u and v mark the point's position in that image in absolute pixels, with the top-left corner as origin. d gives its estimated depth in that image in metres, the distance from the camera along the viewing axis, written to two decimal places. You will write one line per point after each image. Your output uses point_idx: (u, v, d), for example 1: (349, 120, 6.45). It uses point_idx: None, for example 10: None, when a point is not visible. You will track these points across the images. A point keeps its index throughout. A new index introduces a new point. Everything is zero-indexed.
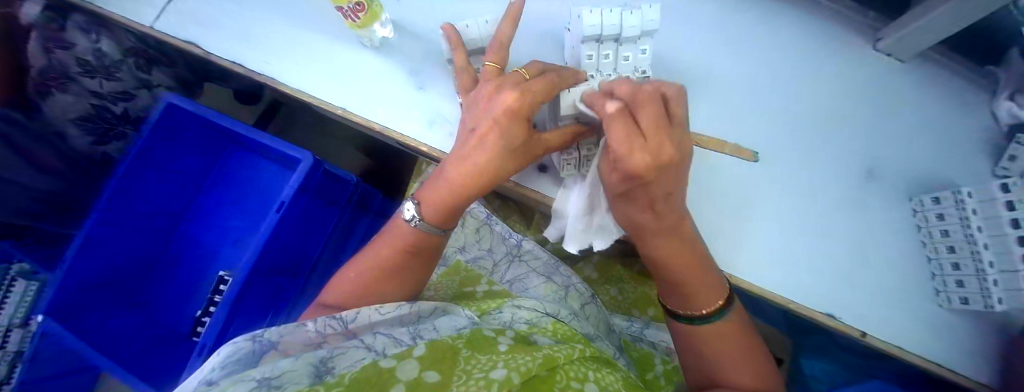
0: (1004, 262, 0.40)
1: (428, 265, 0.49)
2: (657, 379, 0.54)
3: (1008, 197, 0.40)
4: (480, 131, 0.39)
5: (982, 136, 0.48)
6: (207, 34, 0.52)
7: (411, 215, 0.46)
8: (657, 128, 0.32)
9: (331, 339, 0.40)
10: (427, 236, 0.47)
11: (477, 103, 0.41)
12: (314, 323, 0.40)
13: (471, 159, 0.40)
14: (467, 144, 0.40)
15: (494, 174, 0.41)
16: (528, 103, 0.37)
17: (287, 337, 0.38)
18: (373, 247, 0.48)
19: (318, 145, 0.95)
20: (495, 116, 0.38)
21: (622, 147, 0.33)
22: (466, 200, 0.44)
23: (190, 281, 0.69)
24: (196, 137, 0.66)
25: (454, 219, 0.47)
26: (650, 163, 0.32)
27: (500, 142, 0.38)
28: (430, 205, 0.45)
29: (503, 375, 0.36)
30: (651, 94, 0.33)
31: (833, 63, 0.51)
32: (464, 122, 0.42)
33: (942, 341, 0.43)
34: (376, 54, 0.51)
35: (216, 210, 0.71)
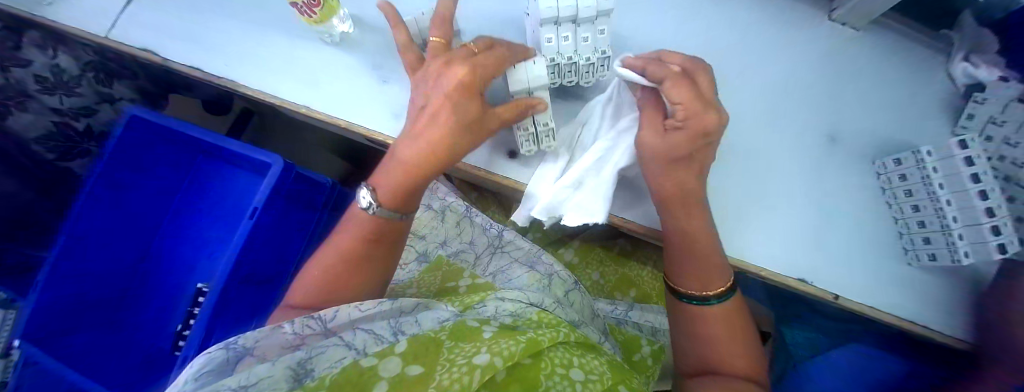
0: (967, 216, 0.41)
1: (393, 254, 0.47)
2: (644, 360, 0.56)
3: (965, 154, 0.41)
4: (433, 107, 0.40)
5: (943, 96, 0.50)
6: (165, 41, 0.51)
7: (367, 202, 0.44)
8: (694, 106, 0.36)
9: (309, 339, 0.39)
10: (384, 223, 0.45)
11: (425, 82, 0.42)
12: (291, 325, 0.39)
13: (423, 134, 0.41)
14: (419, 120, 0.42)
15: (447, 148, 0.40)
16: (475, 75, 0.39)
17: (264, 342, 0.38)
18: (331, 241, 0.46)
19: (295, 151, 0.96)
20: (445, 91, 0.40)
21: (682, 111, 0.37)
22: (421, 179, 0.43)
23: (168, 297, 0.67)
24: (165, 148, 0.64)
25: (412, 202, 0.45)
26: (700, 129, 0.37)
27: (451, 114, 0.40)
28: (386, 188, 0.44)
29: (486, 359, 0.35)
30: (669, 72, 0.38)
31: (794, 34, 0.51)
32: (414, 101, 0.43)
33: (915, 298, 0.44)
34: (336, 51, 0.51)
35: (190, 224, 0.69)
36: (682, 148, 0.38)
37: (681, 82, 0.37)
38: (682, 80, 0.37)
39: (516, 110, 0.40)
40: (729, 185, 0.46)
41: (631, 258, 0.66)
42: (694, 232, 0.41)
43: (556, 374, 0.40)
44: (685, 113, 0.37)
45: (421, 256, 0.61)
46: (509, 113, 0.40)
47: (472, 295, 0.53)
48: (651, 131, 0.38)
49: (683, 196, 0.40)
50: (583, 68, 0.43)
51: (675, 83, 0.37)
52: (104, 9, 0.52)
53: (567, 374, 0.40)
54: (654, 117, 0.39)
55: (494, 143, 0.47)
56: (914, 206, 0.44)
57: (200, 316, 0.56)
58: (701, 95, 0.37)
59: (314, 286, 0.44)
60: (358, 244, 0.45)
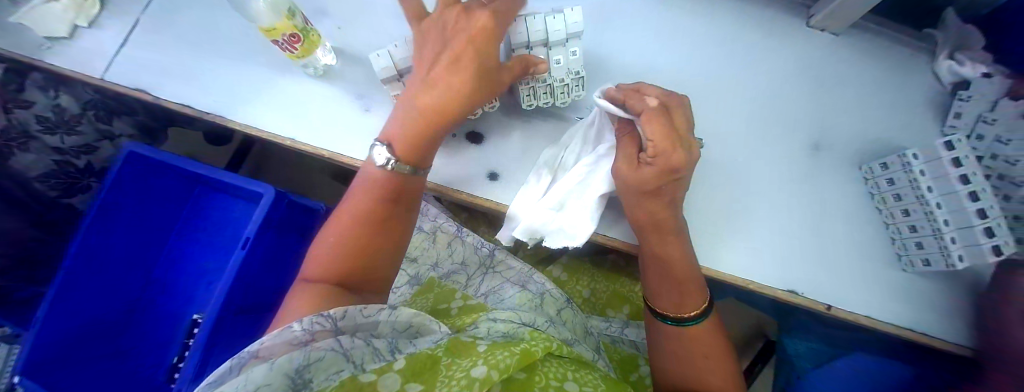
0: (959, 218, 0.39)
1: (409, 216, 0.46)
2: (642, 379, 0.56)
3: (953, 155, 0.39)
4: (451, 53, 0.39)
5: (929, 96, 0.50)
6: (155, 79, 0.52)
7: (385, 159, 0.42)
8: (664, 145, 0.36)
9: (318, 336, 0.35)
10: (398, 177, 0.43)
11: (437, 33, 0.41)
12: (301, 323, 0.35)
13: (443, 83, 0.40)
14: (436, 70, 0.40)
15: (467, 95, 0.40)
16: (499, 23, 0.39)
17: (270, 343, 0.33)
18: (346, 207, 0.44)
19: (291, 179, 0.96)
20: (472, 34, 0.39)
21: (659, 147, 0.37)
22: (439, 130, 0.42)
23: (168, 326, 0.69)
24: (165, 180, 0.67)
25: (427, 159, 0.44)
26: (671, 167, 0.37)
27: (475, 60, 0.39)
28: (400, 141, 0.42)
29: (483, 372, 0.34)
30: (653, 106, 0.37)
31: (773, 42, 0.51)
32: (422, 52, 0.42)
33: (910, 304, 0.43)
34: (318, 82, 0.52)
35: (189, 253, 0.71)
36: (653, 183, 0.38)
37: (655, 118, 0.36)
38: (659, 114, 0.37)
39: (521, 65, 0.41)
40: (716, 197, 0.46)
41: (622, 273, 0.65)
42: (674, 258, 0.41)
43: (551, 388, 0.38)
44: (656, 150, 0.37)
45: (413, 279, 0.62)
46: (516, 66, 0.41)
47: (464, 317, 0.53)
48: (626, 161, 0.39)
49: (657, 226, 0.40)
50: (559, 89, 0.44)
51: (651, 118, 0.36)
52: (99, 52, 0.54)
53: (562, 388, 0.38)
54: (630, 148, 0.39)
55: (477, 164, 0.47)
56: (903, 210, 0.43)
57: (198, 339, 0.57)
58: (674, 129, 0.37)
59: (336, 259, 0.42)
60: (377, 208, 0.43)
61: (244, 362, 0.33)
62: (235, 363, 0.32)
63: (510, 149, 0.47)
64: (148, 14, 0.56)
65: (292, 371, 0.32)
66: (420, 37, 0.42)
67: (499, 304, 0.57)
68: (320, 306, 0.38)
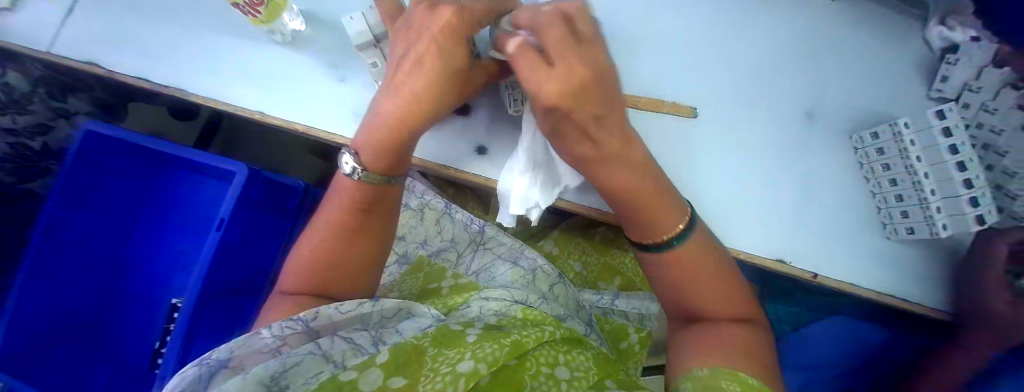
0: (946, 188, 0.40)
1: (387, 220, 0.46)
2: (631, 347, 0.57)
3: (944, 124, 0.40)
4: (414, 55, 0.36)
5: (920, 62, 0.49)
6: (108, 51, 0.48)
7: (351, 168, 0.41)
8: (563, 69, 0.29)
9: (291, 340, 0.36)
10: (372, 188, 0.42)
11: (404, 32, 0.37)
12: (270, 330, 0.35)
13: (405, 86, 0.37)
14: (399, 72, 0.37)
15: (434, 102, 0.37)
16: (468, 19, 0.35)
17: (240, 351, 0.34)
18: (326, 210, 0.44)
19: (267, 154, 0.92)
20: (433, 35, 0.35)
21: (530, 76, 0.29)
22: (404, 141, 0.39)
23: (148, 312, 0.66)
24: (128, 163, 0.63)
25: (399, 164, 0.42)
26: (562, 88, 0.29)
27: (439, 64, 0.35)
28: (366, 149, 0.40)
29: (471, 366, 0.34)
30: (542, 22, 0.30)
31: (768, 7, 0.50)
32: (393, 53, 0.39)
33: (890, 269, 0.44)
34: (287, 49, 0.48)
35: (163, 237, 0.68)
36: (563, 119, 0.32)
37: (563, 31, 0.29)
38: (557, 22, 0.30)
39: (504, 65, 0.37)
40: (705, 169, 0.45)
41: (614, 244, 0.65)
42: (632, 189, 0.37)
43: (542, 374, 0.38)
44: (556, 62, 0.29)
45: (402, 258, 0.60)
46: (490, 66, 0.39)
47: (455, 296, 0.52)
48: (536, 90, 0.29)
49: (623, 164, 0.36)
50: None
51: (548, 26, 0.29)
52: (42, 21, 0.48)
53: (553, 374, 0.38)
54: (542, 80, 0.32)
55: (466, 138, 0.45)
56: (891, 180, 0.43)
57: (171, 344, 0.56)
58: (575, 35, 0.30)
59: (306, 271, 0.43)
60: (349, 217, 0.43)
61: (217, 373, 0.33)
62: (204, 372, 0.32)
63: (496, 124, 0.45)
64: None
65: (268, 379, 0.32)
66: (393, 35, 0.39)
67: (491, 281, 0.57)
68: (292, 313, 0.39)
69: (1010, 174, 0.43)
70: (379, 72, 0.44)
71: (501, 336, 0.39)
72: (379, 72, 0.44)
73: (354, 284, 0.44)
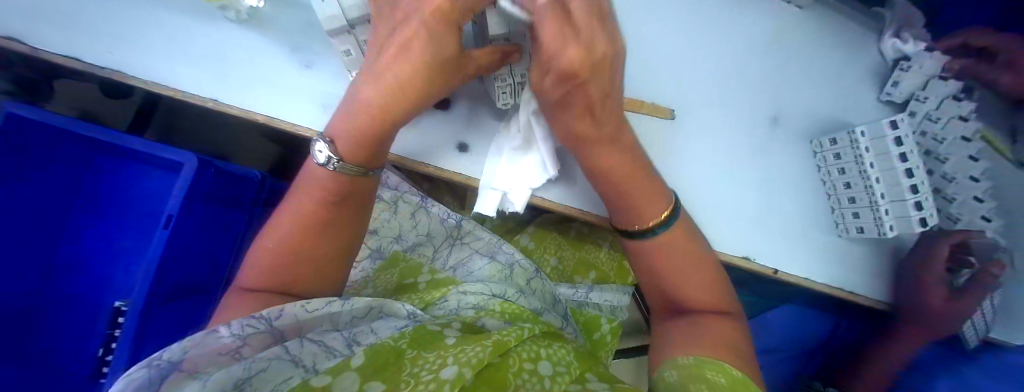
0: (894, 192, 0.44)
1: (363, 215, 0.44)
2: (603, 338, 0.60)
3: (896, 134, 0.43)
4: (400, 40, 0.34)
5: (874, 72, 0.53)
6: (28, 24, 0.41)
7: (326, 158, 0.38)
8: (558, 45, 0.29)
9: (252, 341, 0.34)
10: (347, 179, 0.40)
11: (387, 12, 0.35)
12: (229, 328, 0.33)
13: (391, 74, 0.36)
14: (383, 60, 0.36)
15: (423, 90, 0.37)
16: (461, 6, 0.33)
17: (195, 352, 0.31)
18: (292, 203, 0.41)
19: (214, 141, 0.84)
20: (422, 19, 0.33)
21: (550, 46, 0.29)
22: (389, 132, 0.38)
23: (84, 316, 0.61)
24: (58, 150, 0.56)
25: (379, 156, 0.40)
26: (583, 59, 0.30)
27: (427, 51, 0.34)
28: (346, 138, 0.38)
29: (455, 372, 0.32)
30: None
31: (742, 13, 0.51)
32: (376, 35, 0.36)
33: (843, 265, 0.48)
34: (246, 31, 0.44)
35: (99, 232, 0.63)
36: (554, 93, 0.34)
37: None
38: None
39: (495, 57, 0.37)
40: (680, 169, 0.47)
41: (588, 239, 0.66)
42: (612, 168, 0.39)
43: (525, 371, 0.38)
44: (579, 33, 0.29)
45: (375, 253, 0.59)
46: (489, 57, 0.36)
47: (431, 292, 0.51)
48: (569, 51, 0.29)
49: (608, 138, 0.38)
50: None
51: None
52: None
53: (538, 369, 0.39)
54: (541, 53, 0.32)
55: (445, 132, 0.44)
56: (846, 183, 0.47)
57: (120, 349, 0.53)
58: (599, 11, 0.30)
59: (267, 268, 0.40)
60: (324, 210, 0.40)
61: (166, 378, 0.30)
62: (154, 374, 0.29)
63: (473, 119, 0.44)
64: None
65: (231, 386, 0.30)
66: (373, 13, 0.36)
67: (469, 277, 0.57)
68: (257, 310, 0.37)
69: (948, 179, 0.48)
70: (353, 60, 0.42)
71: (482, 336, 0.39)
72: (352, 60, 0.42)
73: (325, 280, 0.42)
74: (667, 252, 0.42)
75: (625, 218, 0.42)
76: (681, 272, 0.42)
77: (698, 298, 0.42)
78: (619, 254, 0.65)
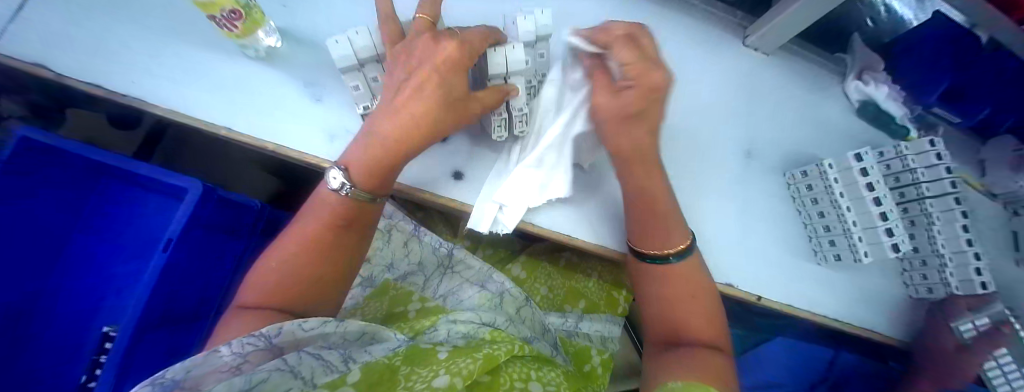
0: (865, 220, 0.46)
1: (364, 240, 0.45)
2: (594, 370, 0.59)
3: (861, 165, 0.46)
4: (414, 82, 0.39)
5: (840, 112, 0.57)
6: (58, 54, 0.44)
7: (339, 184, 0.40)
8: (641, 65, 0.38)
9: (252, 357, 0.34)
10: (355, 204, 0.42)
11: (402, 60, 0.40)
12: (229, 347, 0.32)
13: (405, 110, 0.39)
14: (399, 96, 0.40)
15: (431, 125, 0.40)
16: (466, 54, 0.39)
17: (197, 370, 0.31)
18: (301, 225, 0.43)
19: (218, 167, 0.86)
20: (433, 65, 0.39)
21: (634, 76, 0.39)
22: (398, 162, 0.41)
23: (71, 340, 0.60)
24: (69, 172, 0.59)
25: (385, 184, 0.42)
26: (646, 91, 0.39)
27: (438, 91, 0.39)
28: (357, 167, 0.40)
29: (446, 381, 0.36)
30: (622, 36, 0.39)
31: (716, 57, 0.56)
32: (390, 78, 0.41)
33: (823, 293, 0.50)
34: (263, 66, 0.48)
35: (98, 255, 0.63)
36: (635, 104, 0.39)
37: (628, 44, 0.39)
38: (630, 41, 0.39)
39: (496, 96, 0.41)
40: None
41: (578, 269, 0.68)
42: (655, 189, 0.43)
43: (516, 389, 0.40)
44: (634, 69, 0.39)
45: (366, 281, 0.59)
46: (491, 100, 0.41)
47: (422, 320, 0.51)
48: (604, 98, 0.40)
49: (642, 158, 0.43)
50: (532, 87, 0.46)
51: (621, 41, 0.39)
52: None
53: (526, 389, 0.41)
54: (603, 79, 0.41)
55: (442, 163, 0.46)
56: (819, 212, 0.49)
57: (103, 377, 0.51)
58: (643, 53, 0.39)
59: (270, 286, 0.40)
60: (325, 234, 0.42)
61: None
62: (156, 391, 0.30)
63: (472, 151, 0.47)
64: None
65: None
66: (390, 60, 0.41)
67: (459, 306, 0.57)
68: (250, 329, 0.36)
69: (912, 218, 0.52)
70: (361, 95, 0.45)
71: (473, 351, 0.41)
72: (360, 95, 0.45)
73: (326, 305, 0.43)
74: (675, 278, 0.43)
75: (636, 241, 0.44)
76: (679, 299, 0.43)
77: (698, 325, 0.42)
78: (607, 282, 0.67)
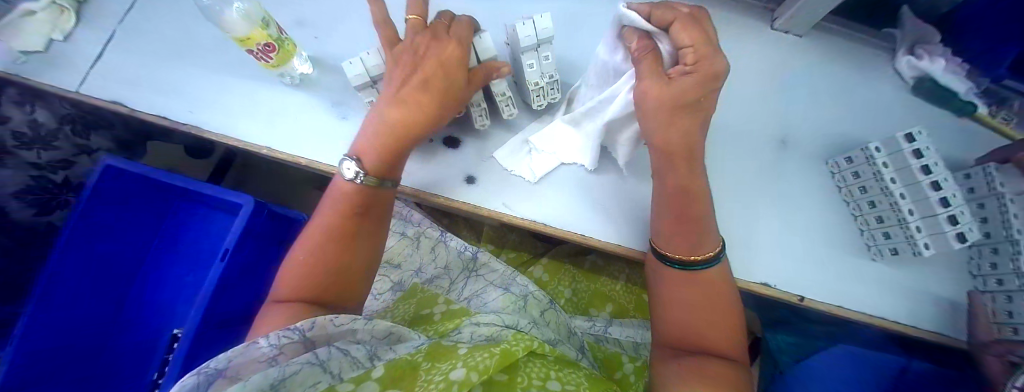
0: (923, 208, 0.41)
1: (380, 229, 0.47)
2: (626, 377, 0.54)
3: (914, 146, 0.41)
4: (420, 75, 0.41)
5: (890, 91, 0.51)
6: (130, 91, 0.51)
7: (353, 173, 0.42)
8: (705, 49, 0.36)
9: (288, 350, 0.36)
10: (371, 192, 0.44)
11: (403, 54, 0.42)
12: (268, 339, 0.35)
13: (411, 101, 0.42)
14: (403, 89, 0.42)
15: (435, 115, 0.42)
16: (461, 46, 0.41)
17: (238, 360, 0.34)
18: (321, 219, 0.45)
19: (274, 189, 0.94)
20: (436, 58, 0.41)
21: (695, 64, 0.37)
22: (405, 149, 0.43)
23: (146, 343, 0.67)
24: (146, 194, 0.67)
25: (397, 171, 0.44)
26: (703, 78, 0.37)
27: (441, 81, 0.41)
28: (371, 156, 0.43)
29: (462, 374, 0.35)
30: (680, 18, 0.37)
31: (740, 43, 0.53)
32: (391, 73, 0.43)
33: (882, 292, 0.45)
34: (296, 89, 0.52)
35: (168, 266, 0.70)
36: (688, 94, 0.37)
37: (690, 24, 0.37)
38: (690, 24, 0.37)
39: (482, 76, 0.42)
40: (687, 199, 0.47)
41: (603, 272, 0.66)
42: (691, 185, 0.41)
43: (534, 387, 0.40)
44: (694, 58, 0.37)
45: (397, 285, 0.62)
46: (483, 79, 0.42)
47: (446, 323, 0.52)
48: (655, 81, 0.37)
49: (687, 153, 0.41)
50: (546, 87, 0.46)
51: (683, 25, 0.37)
52: (71, 66, 0.52)
53: (545, 387, 0.41)
54: (654, 62, 0.37)
55: (456, 168, 0.47)
56: (870, 202, 0.45)
57: (170, 372, 0.57)
58: (706, 37, 0.37)
59: (298, 279, 0.42)
60: (341, 222, 0.44)
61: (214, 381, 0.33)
62: (202, 380, 0.33)
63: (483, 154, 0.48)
64: (124, 27, 0.55)
65: (266, 387, 0.33)
66: (392, 62, 0.43)
67: (482, 307, 0.56)
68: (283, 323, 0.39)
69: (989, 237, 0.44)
70: None
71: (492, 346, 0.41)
72: None
73: (352, 293, 0.44)
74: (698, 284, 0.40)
75: (666, 245, 0.41)
76: (697, 305, 0.40)
77: (715, 337, 0.40)
78: (636, 285, 0.65)
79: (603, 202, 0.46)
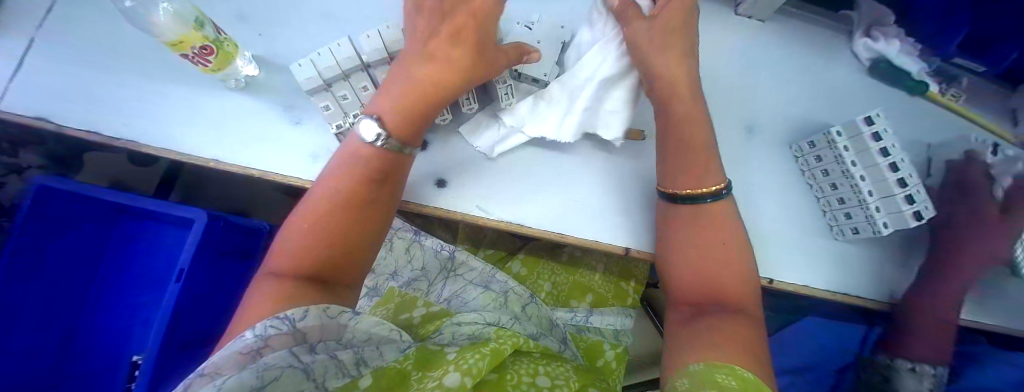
0: (881, 189, 0.42)
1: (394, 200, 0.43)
2: (608, 364, 0.56)
3: (873, 129, 0.42)
4: (452, 27, 0.40)
5: (847, 73, 0.53)
6: (55, 105, 0.46)
7: (375, 135, 0.39)
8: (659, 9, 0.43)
9: (274, 343, 0.32)
10: (391, 156, 0.41)
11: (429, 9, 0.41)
12: (253, 331, 0.31)
13: (442, 56, 0.41)
14: (433, 44, 0.41)
15: (468, 72, 0.41)
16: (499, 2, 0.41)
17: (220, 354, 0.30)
18: (330, 183, 0.40)
19: (234, 198, 0.88)
20: (471, 10, 0.40)
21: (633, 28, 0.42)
22: (430, 109, 0.41)
23: (106, 371, 0.64)
24: (88, 212, 0.62)
25: (419, 135, 0.42)
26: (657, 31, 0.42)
27: (477, 36, 0.40)
28: (393, 115, 0.40)
29: (458, 380, 0.33)
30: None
31: (706, 29, 0.53)
32: (415, 26, 0.42)
33: (842, 270, 0.47)
34: (242, 94, 0.49)
35: (123, 288, 0.66)
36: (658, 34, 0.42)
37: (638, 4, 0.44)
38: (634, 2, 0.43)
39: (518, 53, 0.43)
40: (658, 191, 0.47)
41: (581, 263, 0.66)
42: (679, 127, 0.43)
43: (523, 383, 0.40)
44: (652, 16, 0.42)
45: (372, 290, 0.60)
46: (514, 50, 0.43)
47: (427, 325, 0.50)
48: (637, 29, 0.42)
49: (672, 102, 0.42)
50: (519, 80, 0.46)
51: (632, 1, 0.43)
52: None
53: (534, 382, 0.40)
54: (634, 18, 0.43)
55: (427, 171, 0.46)
56: (832, 184, 0.46)
57: None
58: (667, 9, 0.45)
59: (298, 253, 0.38)
60: (357, 189, 0.40)
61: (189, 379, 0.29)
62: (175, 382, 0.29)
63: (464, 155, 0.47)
64: (42, 33, 0.49)
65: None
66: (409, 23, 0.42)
67: (464, 307, 0.56)
68: (276, 304, 0.34)
69: None
70: (334, 115, 0.45)
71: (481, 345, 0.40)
72: (331, 114, 0.45)
73: (355, 272, 0.40)
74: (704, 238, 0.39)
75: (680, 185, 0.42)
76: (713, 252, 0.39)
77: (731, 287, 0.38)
78: (614, 275, 0.66)
79: (575, 199, 0.46)
